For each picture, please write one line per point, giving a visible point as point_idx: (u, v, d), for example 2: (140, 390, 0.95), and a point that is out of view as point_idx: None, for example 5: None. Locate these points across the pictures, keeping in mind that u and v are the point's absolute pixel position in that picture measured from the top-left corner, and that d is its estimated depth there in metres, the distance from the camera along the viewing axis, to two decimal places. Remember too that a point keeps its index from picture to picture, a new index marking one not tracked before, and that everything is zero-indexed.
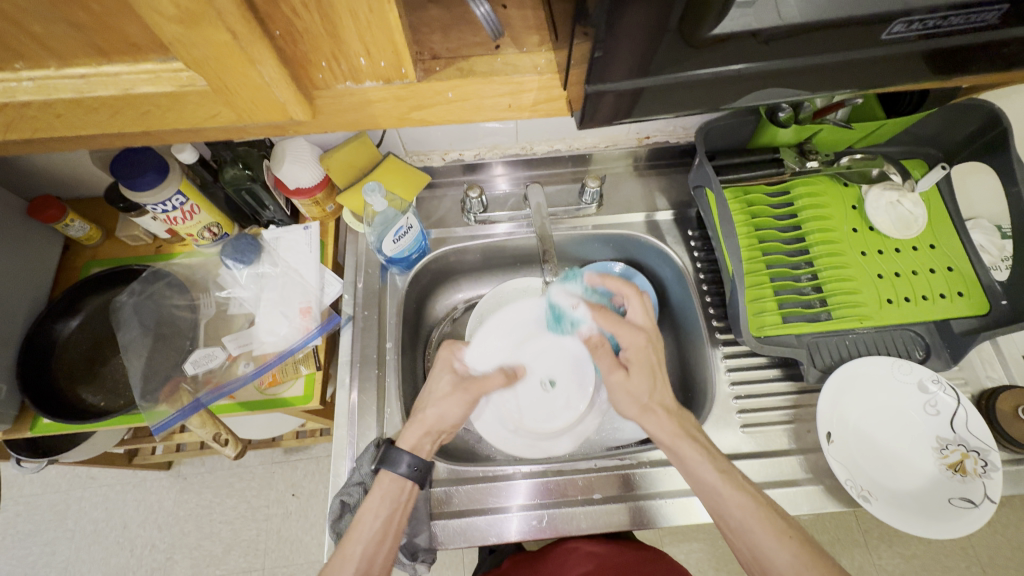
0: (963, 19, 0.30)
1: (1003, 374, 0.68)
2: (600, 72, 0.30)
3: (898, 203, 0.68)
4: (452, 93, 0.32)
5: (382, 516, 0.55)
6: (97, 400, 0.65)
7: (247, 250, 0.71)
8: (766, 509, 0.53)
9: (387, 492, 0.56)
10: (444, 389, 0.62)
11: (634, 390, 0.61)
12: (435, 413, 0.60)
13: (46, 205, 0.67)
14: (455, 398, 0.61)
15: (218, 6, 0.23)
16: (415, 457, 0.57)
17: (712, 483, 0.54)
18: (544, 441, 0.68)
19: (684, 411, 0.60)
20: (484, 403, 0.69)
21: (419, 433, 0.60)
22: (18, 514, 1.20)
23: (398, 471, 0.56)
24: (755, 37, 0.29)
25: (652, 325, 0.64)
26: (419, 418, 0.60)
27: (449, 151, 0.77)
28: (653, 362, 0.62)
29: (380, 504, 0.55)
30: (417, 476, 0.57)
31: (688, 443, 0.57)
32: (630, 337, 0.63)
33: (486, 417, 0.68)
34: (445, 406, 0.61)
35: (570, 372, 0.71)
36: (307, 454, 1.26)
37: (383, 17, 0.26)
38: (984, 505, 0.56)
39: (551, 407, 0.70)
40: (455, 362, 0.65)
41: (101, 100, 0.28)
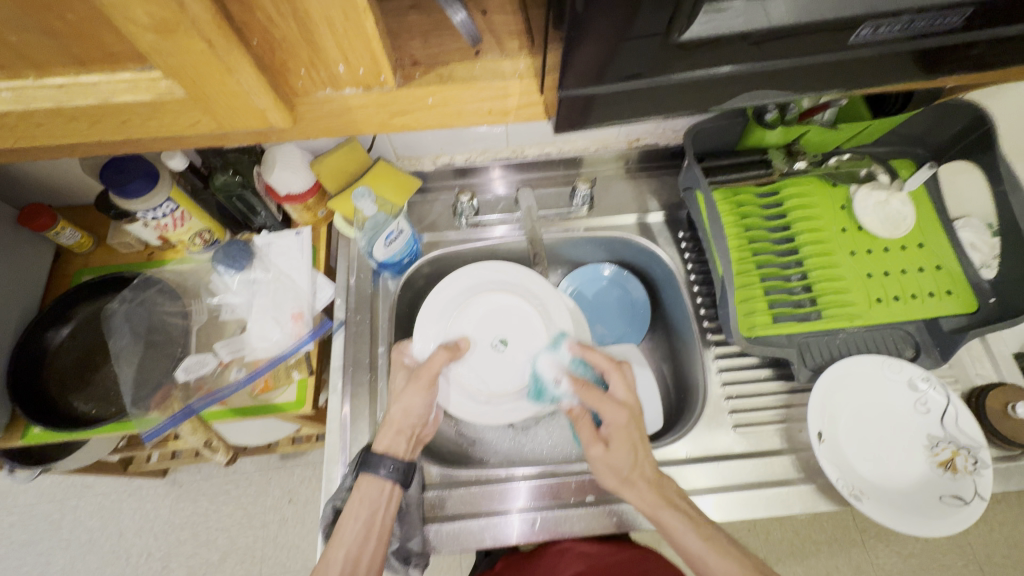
0: (929, 22, 0.30)
1: (993, 371, 0.68)
2: (576, 77, 0.30)
3: (886, 203, 0.69)
4: (432, 99, 0.33)
5: (362, 517, 0.56)
6: (89, 408, 0.65)
7: (239, 256, 0.70)
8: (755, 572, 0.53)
9: (366, 495, 0.57)
10: (401, 385, 0.62)
11: (614, 463, 0.58)
12: (399, 409, 0.59)
13: (36, 213, 0.67)
14: (414, 389, 0.60)
15: (193, 15, 0.23)
16: (394, 459, 0.57)
17: (697, 552, 0.54)
18: (524, 401, 0.67)
19: (664, 479, 0.58)
20: (444, 382, 0.65)
21: (390, 433, 0.59)
22: (12, 524, 1.19)
23: (377, 474, 0.57)
24: (744, 40, 0.30)
25: (636, 401, 0.61)
26: (386, 418, 0.59)
27: (440, 156, 0.77)
28: (636, 440, 0.59)
29: (358, 507, 0.56)
30: (398, 478, 0.57)
31: (674, 514, 0.55)
32: (612, 414, 0.59)
33: (454, 399, 0.65)
34: (407, 399, 0.59)
35: (517, 325, 0.71)
36: (304, 460, 1.25)
37: (360, 25, 0.26)
38: (975, 503, 0.57)
39: (511, 365, 0.69)
40: (403, 357, 0.66)
41: (81, 110, 0.28)
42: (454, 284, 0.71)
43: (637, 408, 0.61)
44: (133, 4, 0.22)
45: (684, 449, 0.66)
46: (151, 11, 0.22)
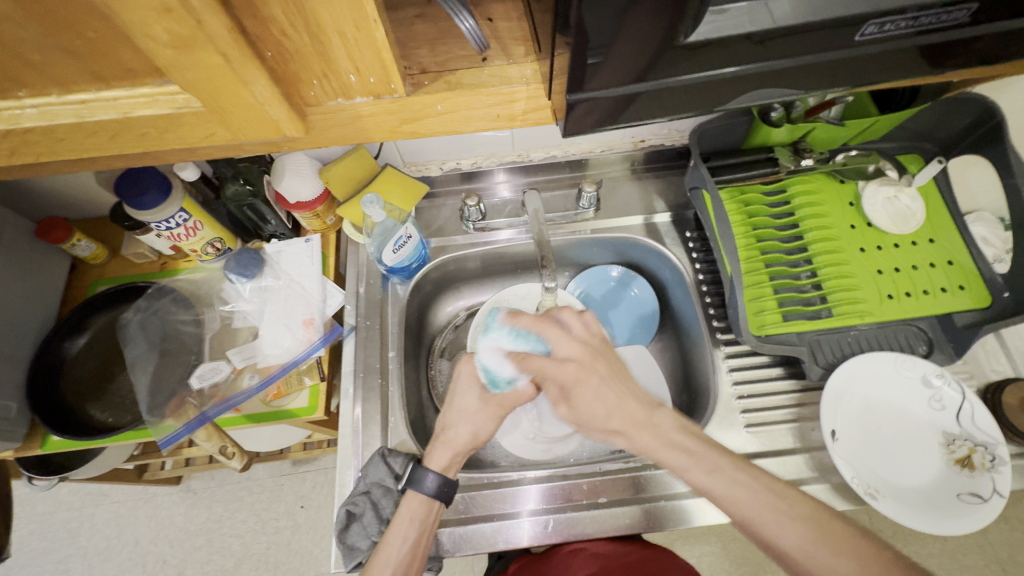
0: (934, 18, 0.30)
1: (1009, 366, 0.67)
2: (584, 80, 0.30)
3: (895, 198, 0.68)
4: (441, 106, 0.33)
5: (410, 538, 0.55)
6: (106, 417, 0.66)
7: (250, 264, 0.72)
8: (767, 495, 0.50)
9: (414, 513, 0.57)
10: (472, 406, 0.62)
11: (589, 416, 0.56)
12: (467, 430, 0.61)
13: (53, 225, 0.69)
14: (483, 414, 0.62)
15: (210, 30, 0.23)
16: (441, 476, 0.58)
17: (704, 485, 0.52)
18: (558, 445, 0.71)
19: (653, 416, 0.56)
20: (511, 420, 0.71)
21: (447, 453, 0.60)
22: (30, 532, 1.20)
23: (423, 489, 0.57)
24: (748, 39, 0.30)
25: (585, 347, 0.58)
26: (447, 438, 0.61)
27: (447, 160, 0.78)
28: (597, 384, 0.56)
29: (408, 527, 0.56)
30: (443, 495, 0.58)
31: (671, 451, 0.53)
32: (561, 374, 0.57)
33: (511, 432, 0.70)
34: (477, 422, 0.61)
35: None
36: (316, 466, 1.26)
37: (370, 34, 0.26)
38: (993, 500, 0.56)
39: (565, 410, 0.71)
40: (478, 375, 0.64)
41: (101, 125, 0.29)
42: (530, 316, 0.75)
43: (586, 354, 0.57)
44: (153, 21, 0.23)
45: None
46: (170, 28, 0.23)
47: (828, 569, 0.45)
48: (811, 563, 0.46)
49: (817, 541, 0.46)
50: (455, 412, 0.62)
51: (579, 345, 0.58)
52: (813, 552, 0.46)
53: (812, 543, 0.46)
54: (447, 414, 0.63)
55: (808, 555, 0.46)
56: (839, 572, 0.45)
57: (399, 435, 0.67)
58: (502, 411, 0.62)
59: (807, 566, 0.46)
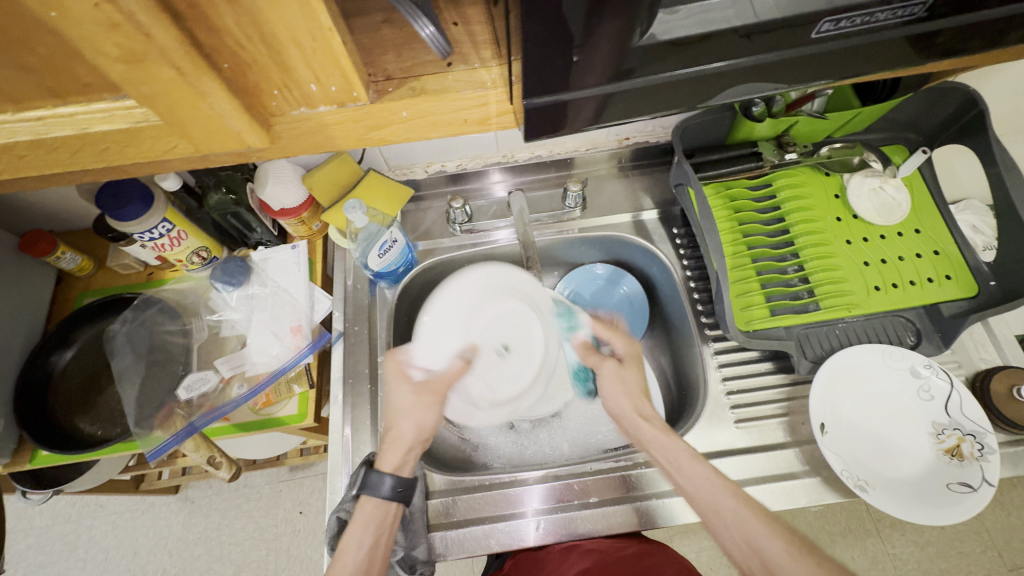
0: (891, 14, 0.30)
1: (997, 355, 0.67)
2: (543, 83, 0.30)
3: (880, 190, 0.68)
4: (407, 112, 0.33)
5: (366, 543, 0.54)
6: (95, 429, 0.66)
7: (236, 272, 0.72)
8: (734, 492, 0.53)
9: (370, 518, 0.55)
10: (409, 401, 0.61)
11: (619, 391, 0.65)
12: (411, 426, 0.60)
13: (37, 239, 0.68)
14: (421, 405, 0.61)
15: (160, 44, 0.23)
16: (397, 477, 0.56)
17: (705, 478, 0.54)
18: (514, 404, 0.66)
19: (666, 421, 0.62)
20: (462, 399, 0.64)
21: (399, 452, 0.59)
22: (29, 546, 1.20)
23: (379, 493, 0.56)
24: (706, 40, 0.30)
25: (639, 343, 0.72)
26: (396, 436, 0.59)
27: (432, 163, 0.78)
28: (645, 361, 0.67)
29: (363, 532, 0.54)
30: (399, 495, 0.56)
31: (677, 446, 0.58)
32: (624, 344, 0.69)
33: (466, 411, 0.64)
34: (418, 416, 0.60)
35: (516, 327, 0.67)
36: (313, 471, 1.26)
37: (327, 43, 0.26)
38: (983, 489, 0.56)
39: (515, 370, 0.66)
40: (409, 369, 0.62)
41: (60, 141, 0.29)
42: (483, 276, 0.68)
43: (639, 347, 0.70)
44: (101, 37, 0.23)
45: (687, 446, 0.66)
46: (118, 42, 0.23)
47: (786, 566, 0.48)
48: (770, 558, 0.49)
49: (798, 550, 0.49)
50: (394, 411, 0.61)
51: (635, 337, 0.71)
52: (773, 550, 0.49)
53: (770, 539, 0.50)
54: (388, 415, 0.61)
55: (791, 562, 0.48)
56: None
57: (389, 439, 0.67)
58: (437, 398, 0.62)
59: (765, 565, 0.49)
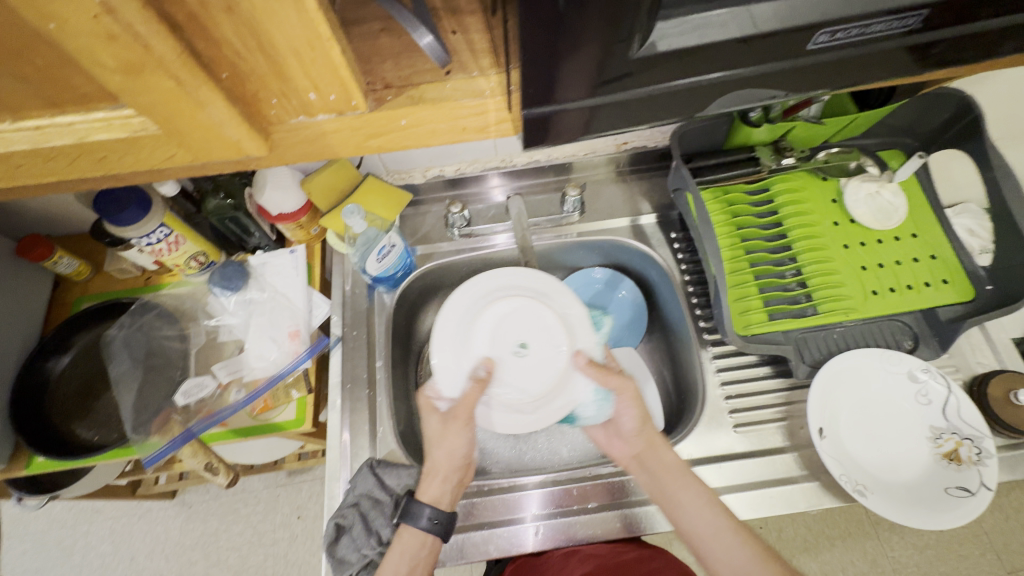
0: (888, 25, 0.31)
1: (994, 359, 0.68)
2: (542, 94, 0.30)
3: (877, 194, 0.69)
4: (406, 120, 0.33)
5: (403, 572, 0.55)
6: (91, 435, 0.66)
7: (234, 276, 0.71)
8: (729, 522, 0.54)
9: (406, 547, 0.57)
10: (437, 430, 0.61)
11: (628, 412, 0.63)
12: (443, 455, 0.59)
13: (33, 244, 0.68)
14: (450, 432, 0.60)
15: (159, 55, 0.24)
16: (433, 509, 0.56)
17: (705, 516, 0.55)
18: (558, 397, 0.63)
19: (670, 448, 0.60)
20: (506, 410, 0.62)
21: (437, 484, 0.59)
22: (24, 551, 1.19)
23: (419, 525, 0.56)
24: (703, 50, 0.30)
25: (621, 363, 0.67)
26: (431, 468, 0.59)
27: (430, 168, 0.78)
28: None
29: (399, 561, 0.56)
30: (438, 529, 0.57)
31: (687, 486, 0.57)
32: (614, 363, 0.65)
33: (516, 421, 0.62)
34: (449, 444, 0.60)
35: (529, 325, 0.66)
36: (311, 475, 1.25)
37: (326, 53, 0.26)
38: (980, 494, 0.56)
39: (542, 363, 0.65)
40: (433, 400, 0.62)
41: (57, 150, 0.29)
42: (467, 293, 0.67)
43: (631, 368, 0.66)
44: (99, 48, 0.23)
45: (685, 450, 0.66)
46: (117, 54, 0.23)
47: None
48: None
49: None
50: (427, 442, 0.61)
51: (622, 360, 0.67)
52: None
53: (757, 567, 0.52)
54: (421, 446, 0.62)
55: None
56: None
57: (388, 444, 0.67)
58: (463, 419, 0.60)
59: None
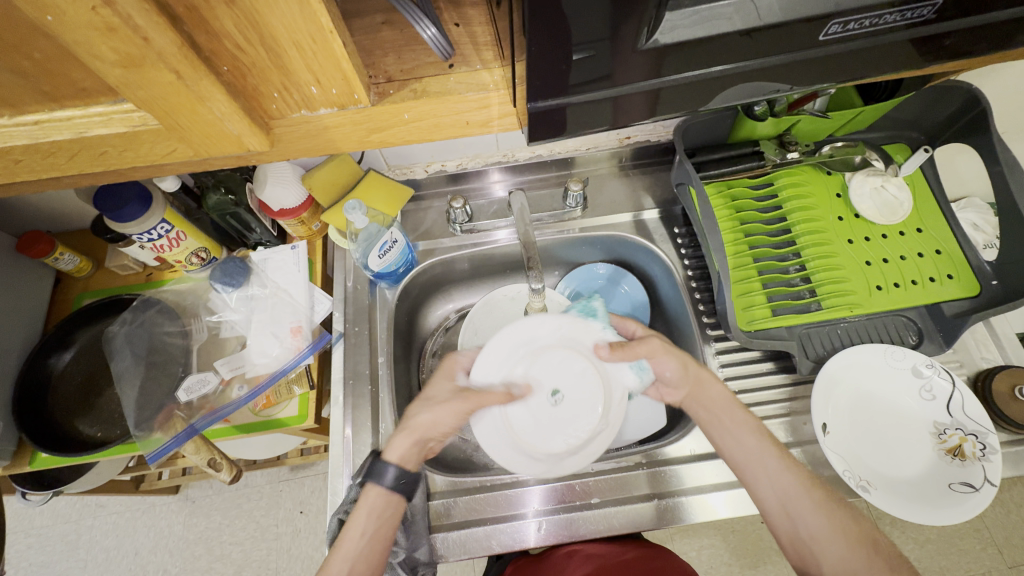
0: (899, 16, 0.30)
1: (998, 354, 0.67)
2: (547, 87, 0.30)
3: (881, 189, 0.68)
4: (408, 114, 0.33)
5: (367, 532, 0.54)
6: (94, 431, 0.66)
7: (236, 272, 0.72)
8: (771, 446, 0.55)
9: (372, 508, 0.55)
10: (443, 397, 0.60)
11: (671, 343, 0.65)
12: (430, 419, 0.58)
13: (35, 239, 0.68)
14: (452, 407, 0.58)
15: (158, 47, 0.23)
16: (399, 468, 0.56)
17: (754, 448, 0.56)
18: (604, 433, 0.59)
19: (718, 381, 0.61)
20: (555, 458, 0.58)
21: (409, 442, 0.58)
22: (29, 546, 1.20)
23: (383, 483, 0.55)
24: (709, 42, 0.29)
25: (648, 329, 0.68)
26: (411, 426, 0.58)
27: (432, 163, 0.78)
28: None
29: (365, 521, 0.54)
30: (402, 487, 0.56)
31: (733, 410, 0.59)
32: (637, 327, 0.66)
33: (567, 464, 0.58)
34: (442, 413, 0.58)
35: (557, 368, 0.62)
36: (313, 471, 1.26)
37: (328, 46, 0.26)
38: (985, 489, 0.56)
39: (580, 402, 0.60)
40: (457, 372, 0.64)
41: (57, 145, 0.29)
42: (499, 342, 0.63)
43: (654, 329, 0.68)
44: (98, 42, 0.22)
45: (689, 446, 0.66)
46: (116, 47, 0.23)
47: (809, 514, 0.52)
48: (791, 507, 0.53)
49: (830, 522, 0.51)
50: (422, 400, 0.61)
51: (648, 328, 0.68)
52: (794, 501, 0.53)
53: (797, 492, 0.53)
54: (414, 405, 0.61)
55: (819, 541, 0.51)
56: (809, 524, 0.52)
57: (390, 439, 0.67)
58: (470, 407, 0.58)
59: (787, 507, 0.53)
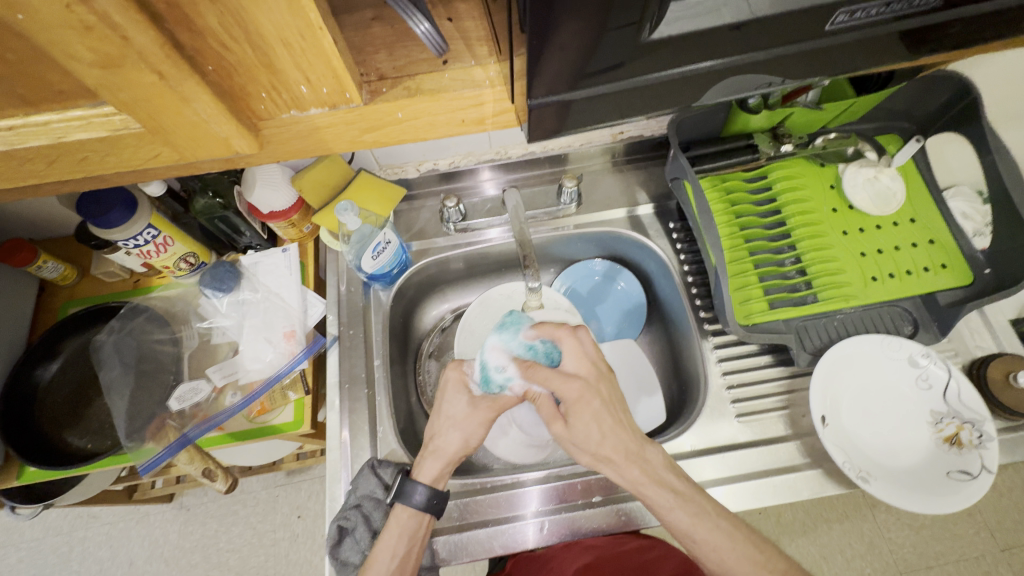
0: (906, 4, 0.30)
1: (992, 342, 0.68)
2: (547, 84, 0.29)
3: (876, 179, 0.69)
4: (402, 112, 0.32)
5: (399, 554, 0.55)
6: (84, 443, 0.64)
7: (227, 277, 0.70)
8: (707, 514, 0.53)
9: (403, 529, 0.56)
10: (463, 412, 0.61)
11: (582, 437, 0.56)
12: (457, 437, 0.60)
13: (17, 248, 0.66)
14: (474, 419, 0.61)
15: (138, 46, 0.22)
16: (430, 487, 0.57)
17: (685, 528, 0.52)
18: None
19: (643, 452, 0.56)
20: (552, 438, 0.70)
21: (439, 464, 0.60)
22: (21, 560, 1.18)
23: (412, 503, 0.57)
24: (708, 35, 0.29)
25: (589, 367, 0.59)
26: (436, 448, 0.60)
27: (424, 162, 0.76)
28: (596, 409, 0.56)
29: (397, 543, 0.56)
30: (433, 508, 0.57)
31: (659, 489, 0.54)
32: (563, 388, 0.57)
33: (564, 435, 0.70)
34: (467, 429, 0.60)
35: None
36: (310, 474, 1.24)
37: (318, 43, 0.25)
38: (982, 477, 0.56)
39: None
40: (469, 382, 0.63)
41: (34, 150, 0.28)
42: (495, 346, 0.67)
43: (592, 375, 0.58)
44: (74, 40, 0.21)
45: (689, 442, 0.66)
46: (93, 47, 0.22)
47: None
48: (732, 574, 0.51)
49: None
50: (444, 420, 0.61)
51: (587, 364, 0.58)
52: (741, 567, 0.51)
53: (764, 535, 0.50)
54: (437, 422, 0.62)
55: None
56: None
57: (388, 444, 0.66)
58: (493, 415, 0.61)
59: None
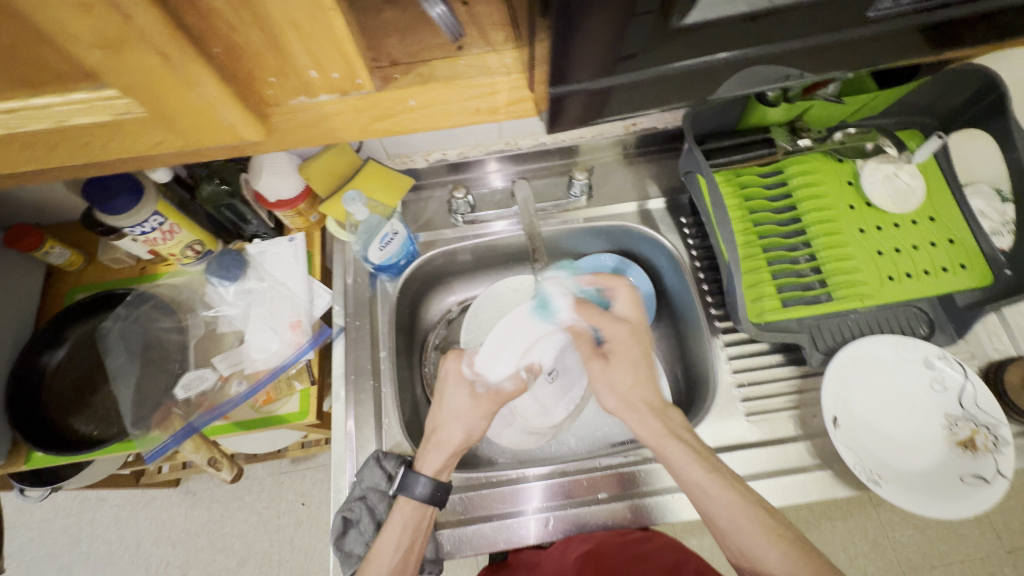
0: None
1: (1009, 344, 0.66)
2: (571, 75, 0.28)
3: (895, 176, 0.66)
4: (414, 101, 0.31)
5: (403, 546, 0.55)
6: (91, 429, 0.64)
7: (233, 266, 0.69)
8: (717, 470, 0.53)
9: (408, 520, 0.56)
10: (465, 405, 0.61)
11: (614, 381, 0.62)
12: (460, 430, 0.60)
13: (24, 233, 0.66)
14: (476, 411, 0.60)
15: (141, 26, 0.21)
16: (432, 479, 0.57)
17: (700, 483, 0.53)
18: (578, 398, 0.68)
19: (668, 410, 0.60)
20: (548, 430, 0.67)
21: (442, 457, 0.59)
22: (30, 540, 1.20)
23: (415, 495, 0.56)
24: (733, 22, 0.28)
25: (639, 317, 0.64)
26: (440, 441, 0.60)
27: (432, 151, 0.75)
28: (637, 355, 0.62)
29: (400, 535, 0.55)
30: (436, 499, 0.57)
31: (677, 443, 0.56)
32: (614, 329, 0.63)
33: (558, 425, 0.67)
34: (469, 422, 0.60)
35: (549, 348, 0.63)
36: (314, 463, 1.25)
37: (328, 25, 0.24)
38: (997, 482, 0.55)
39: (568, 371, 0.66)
40: (463, 368, 0.63)
41: (36, 134, 0.28)
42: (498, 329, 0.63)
43: (639, 323, 0.64)
44: (75, 20, 0.20)
45: None
46: (94, 27, 0.21)
47: (758, 545, 0.49)
48: (738, 533, 0.50)
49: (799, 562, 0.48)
50: (446, 412, 0.61)
51: (636, 312, 0.64)
52: (753, 538, 0.50)
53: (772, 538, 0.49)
54: (439, 415, 0.62)
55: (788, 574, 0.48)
56: (761, 551, 0.49)
57: (394, 436, 0.66)
58: (496, 407, 0.61)
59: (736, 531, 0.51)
